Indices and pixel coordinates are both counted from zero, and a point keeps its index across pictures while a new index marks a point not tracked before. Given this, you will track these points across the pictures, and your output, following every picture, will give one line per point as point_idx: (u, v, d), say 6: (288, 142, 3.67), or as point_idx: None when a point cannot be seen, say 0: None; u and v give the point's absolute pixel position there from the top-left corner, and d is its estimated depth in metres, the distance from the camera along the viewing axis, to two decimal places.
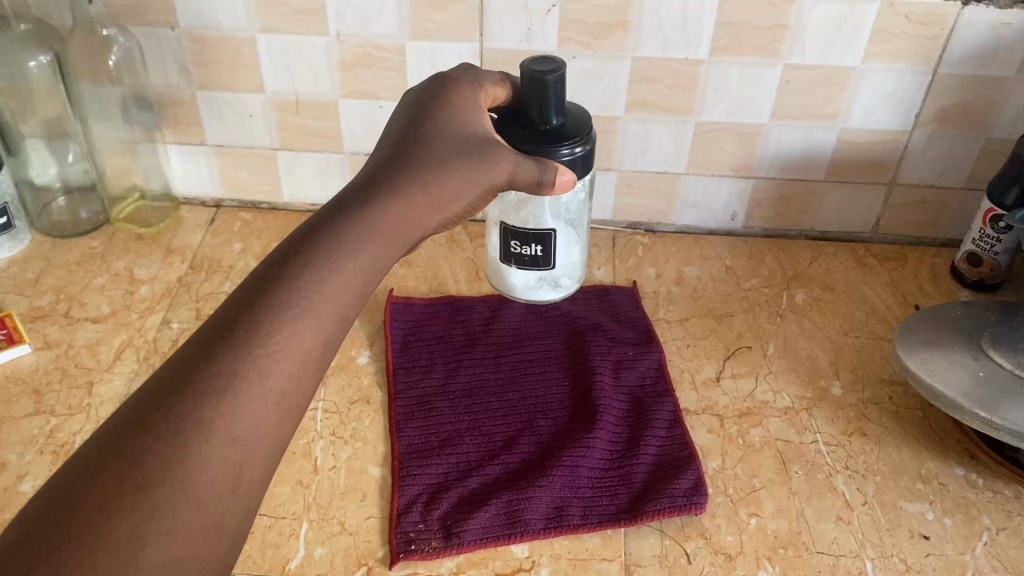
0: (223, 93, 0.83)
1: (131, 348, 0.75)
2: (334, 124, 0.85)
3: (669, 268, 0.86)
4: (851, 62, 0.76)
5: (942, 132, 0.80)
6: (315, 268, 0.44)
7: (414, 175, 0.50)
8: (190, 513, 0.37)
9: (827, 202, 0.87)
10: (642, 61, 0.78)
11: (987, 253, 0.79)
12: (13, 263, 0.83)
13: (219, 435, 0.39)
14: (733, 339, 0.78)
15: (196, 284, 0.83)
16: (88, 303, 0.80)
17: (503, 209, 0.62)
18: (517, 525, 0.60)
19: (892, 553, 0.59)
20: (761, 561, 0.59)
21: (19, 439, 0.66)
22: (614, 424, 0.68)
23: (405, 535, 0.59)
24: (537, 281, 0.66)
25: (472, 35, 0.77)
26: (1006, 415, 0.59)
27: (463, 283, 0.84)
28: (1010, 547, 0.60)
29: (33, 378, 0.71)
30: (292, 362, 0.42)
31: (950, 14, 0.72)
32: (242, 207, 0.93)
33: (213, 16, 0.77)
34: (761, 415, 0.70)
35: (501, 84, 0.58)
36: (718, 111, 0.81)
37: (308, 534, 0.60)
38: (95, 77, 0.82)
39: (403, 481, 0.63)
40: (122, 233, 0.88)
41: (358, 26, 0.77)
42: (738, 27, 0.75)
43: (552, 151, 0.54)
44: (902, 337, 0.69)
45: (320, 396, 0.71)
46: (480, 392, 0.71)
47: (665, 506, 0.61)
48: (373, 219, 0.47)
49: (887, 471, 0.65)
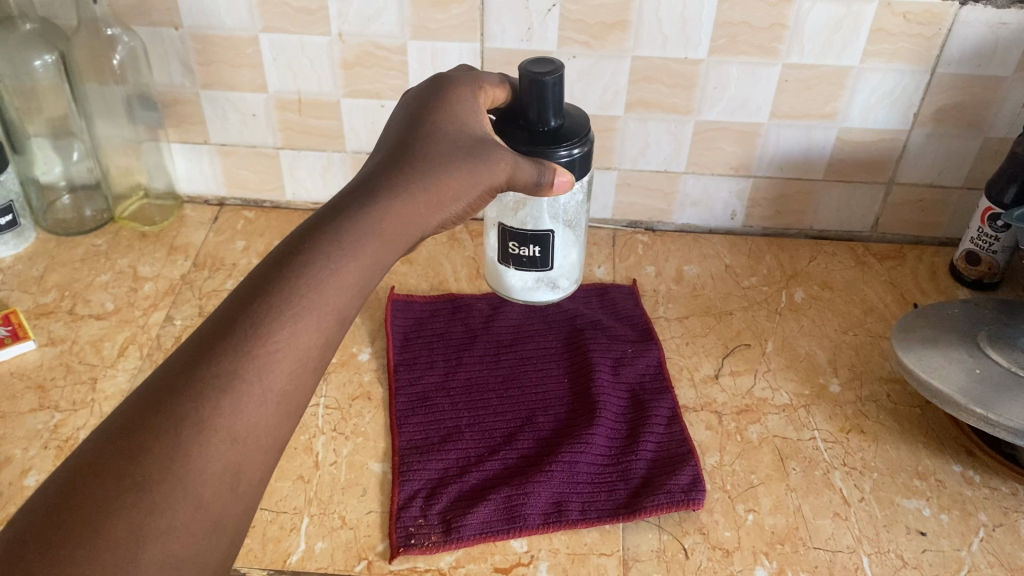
0: (226, 92, 0.84)
1: (135, 344, 0.76)
2: (337, 123, 0.85)
3: (668, 266, 0.87)
4: (849, 61, 0.77)
5: (940, 132, 0.81)
6: (316, 265, 0.44)
7: (414, 173, 0.50)
8: (189, 512, 0.38)
9: (826, 201, 0.88)
10: (641, 61, 0.78)
11: (985, 251, 0.79)
12: (17, 261, 0.84)
13: (219, 434, 0.39)
14: (733, 337, 0.78)
15: (199, 281, 0.83)
16: (92, 300, 0.80)
17: (502, 210, 0.63)
18: (516, 520, 0.60)
19: (888, 549, 0.60)
20: (758, 556, 0.59)
21: (24, 434, 0.67)
22: (614, 421, 0.68)
23: (405, 530, 0.60)
24: (534, 282, 0.67)
25: (473, 35, 0.78)
26: (1003, 411, 0.60)
27: (463, 281, 0.85)
28: (1007, 542, 0.60)
29: (37, 374, 0.72)
30: (293, 361, 0.42)
31: (947, 14, 0.73)
32: (245, 206, 0.94)
33: (216, 16, 0.78)
34: (759, 412, 0.70)
35: (502, 86, 0.59)
36: (717, 111, 0.81)
37: (308, 528, 0.60)
38: (100, 76, 0.83)
39: (404, 476, 0.63)
40: (126, 232, 0.89)
41: (361, 26, 0.78)
42: (736, 27, 0.75)
43: (551, 153, 0.54)
44: (900, 335, 0.69)
45: (321, 392, 0.71)
46: (480, 388, 0.71)
47: (664, 501, 0.61)
48: (373, 217, 0.47)
49: (884, 468, 0.66)
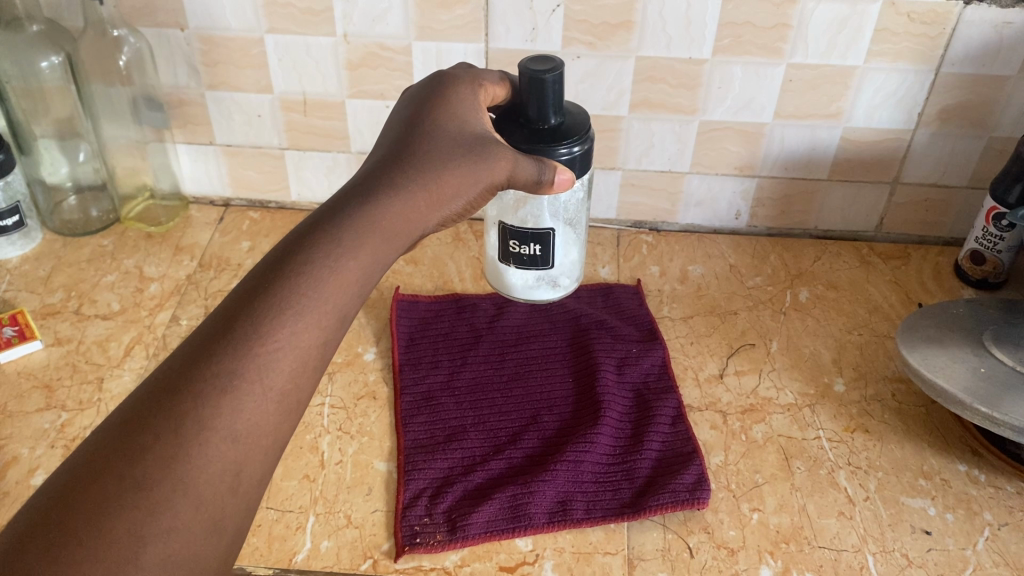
0: (232, 93, 0.84)
1: (141, 344, 0.76)
2: (342, 123, 0.86)
3: (673, 266, 0.87)
4: (853, 61, 0.77)
5: (944, 132, 0.81)
6: (319, 264, 0.45)
7: (418, 174, 0.51)
8: (190, 511, 0.38)
9: (831, 201, 0.88)
10: (646, 60, 0.78)
11: (990, 251, 0.79)
12: (24, 261, 0.84)
13: (219, 434, 0.40)
14: (737, 336, 0.78)
15: (204, 282, 0.84)
16: (98, 300, 0.81)
17: (502, 208, 0.63)
18: (521, 519, 0.60)
19: (893, 548, 0.60)
20: (762, 555, 0.59)
21: (30, 433, 0.67)
22: (618, 420, 0.69)
23: (410, 529, 0.60)
24: (535, 280, 0.67)
25: (477, 35, 0.78)
26: (1008, 411, 0.60)
27: (468, 281, 0.85)
28: (1012, 542, 0.60)
29: (44, 374, 0.72)
30: (293, 360, 0.43)
31: (951, 14, 0.73)
32: (250, 207, 0.94)
33: (222, 17, 0.79)
34: (764, 412, 0.70)
35: (501, 83, 0.59)
36: (723, 110, 0.81)
37: (315, 527, 0.61)
38: (107, 77, 0.83)
39: (409, 476, 0.64)
40: (131, 232, 0.89)
41: (367, 27, 0.78)
42: (740, 27, 0.75)
43: (551, 151, 0.55)
44: (904, 335, 0.69)
45: (327, 391, 0.71)
46: (485, 388, 0.71)
47: (668, 501, 0.61)
48: (375, 216, 0.48)
49: (889, 467, 0.66)
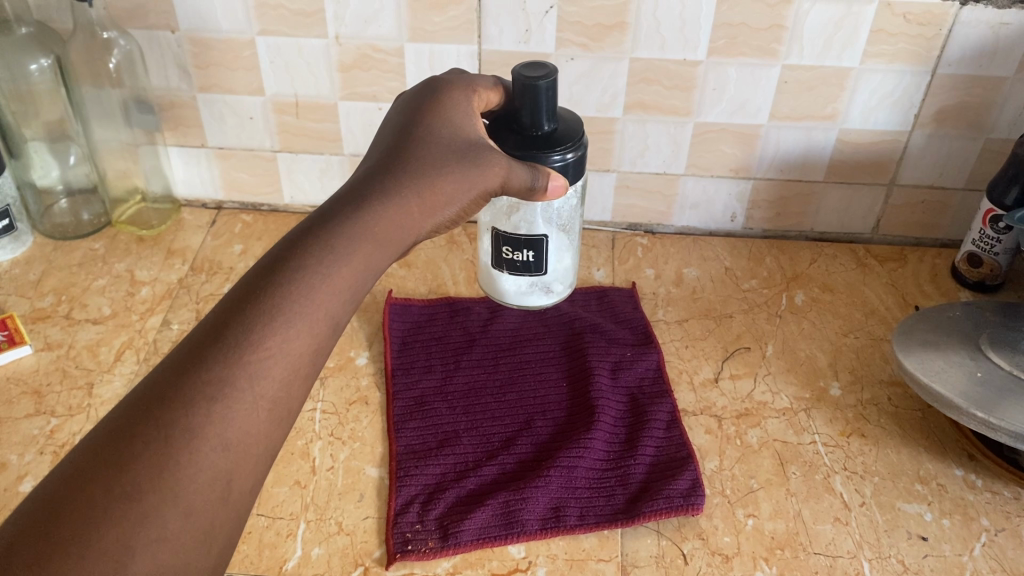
0: (224, 96, 0.84)
1: (132, 349, 0.75)
2: (334, 125, 0.85)
3: (668, 268, 0.87)
4: (849, 62, 0.76)
5: (940, 134, 0.80)
6: (309, 270, 0.44)
7: (409, 179, 0.50)
8: (180, 521, 0.38)
9: (827, 202, 0.87)
10: (640, 62, 0.78)
11: (987, 253, 0.79)
12: (15, 265, 0.84)
13: (209, 442, 0.39)
14: (733, 340, 0.78)
15: (196, 285, 0.83)
16: (89, 304, 0.80)
17: (496, 215, 0.62)
18: (514, 525, 0.60)
19: (889, 554, 0.59)
20: (757, 562, 0.59)
21: (19, 440, 0.66)
22: (612, 424, 0.68)
23: (402, 536, 0.59)
24: (529, 286, 0.66)
25: (470, 37, 0.77)
26: (1005, 415, 0.59)
27: (462, 284, 0.84)
28: (1009, 548, 0.60)
29: (34, 379, 0.72)
30: (283, 368, 0.42)
31: (948, 14, 0.72)
32: (243, 209, 0.93)
33: (212, 18, 0.78)
34: (759, 416, 0.70)
35: (495, 88, 0.59)
36: (718, 112, 0.81)
37: (305, 534, 0.60)
38: (96, 80, 0.82)
39: (402, 482, 0.63)
40: (123, 235, 0.88)
41: (359, 29, 0.78)
42: (735, 28, 0.75)
43: (544, 158, 0.54)
44: (901, 339, 0.69)
45: (319, 396, 0.71)
46: (479, 393, 0.71)
47: (663, 506, 0.61)
48: (366, 221, 0.47)
49: (885, 471, 0.65)
